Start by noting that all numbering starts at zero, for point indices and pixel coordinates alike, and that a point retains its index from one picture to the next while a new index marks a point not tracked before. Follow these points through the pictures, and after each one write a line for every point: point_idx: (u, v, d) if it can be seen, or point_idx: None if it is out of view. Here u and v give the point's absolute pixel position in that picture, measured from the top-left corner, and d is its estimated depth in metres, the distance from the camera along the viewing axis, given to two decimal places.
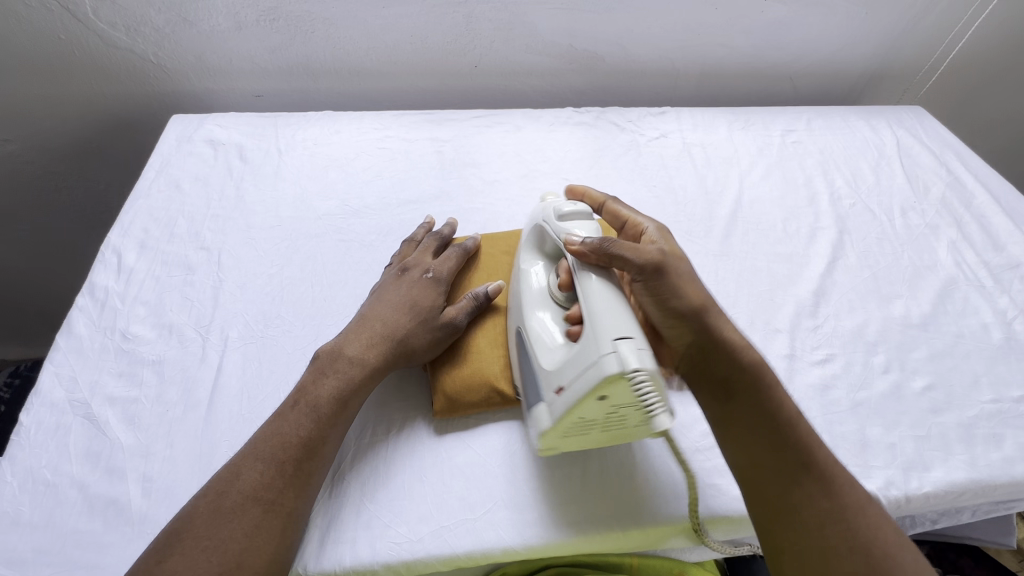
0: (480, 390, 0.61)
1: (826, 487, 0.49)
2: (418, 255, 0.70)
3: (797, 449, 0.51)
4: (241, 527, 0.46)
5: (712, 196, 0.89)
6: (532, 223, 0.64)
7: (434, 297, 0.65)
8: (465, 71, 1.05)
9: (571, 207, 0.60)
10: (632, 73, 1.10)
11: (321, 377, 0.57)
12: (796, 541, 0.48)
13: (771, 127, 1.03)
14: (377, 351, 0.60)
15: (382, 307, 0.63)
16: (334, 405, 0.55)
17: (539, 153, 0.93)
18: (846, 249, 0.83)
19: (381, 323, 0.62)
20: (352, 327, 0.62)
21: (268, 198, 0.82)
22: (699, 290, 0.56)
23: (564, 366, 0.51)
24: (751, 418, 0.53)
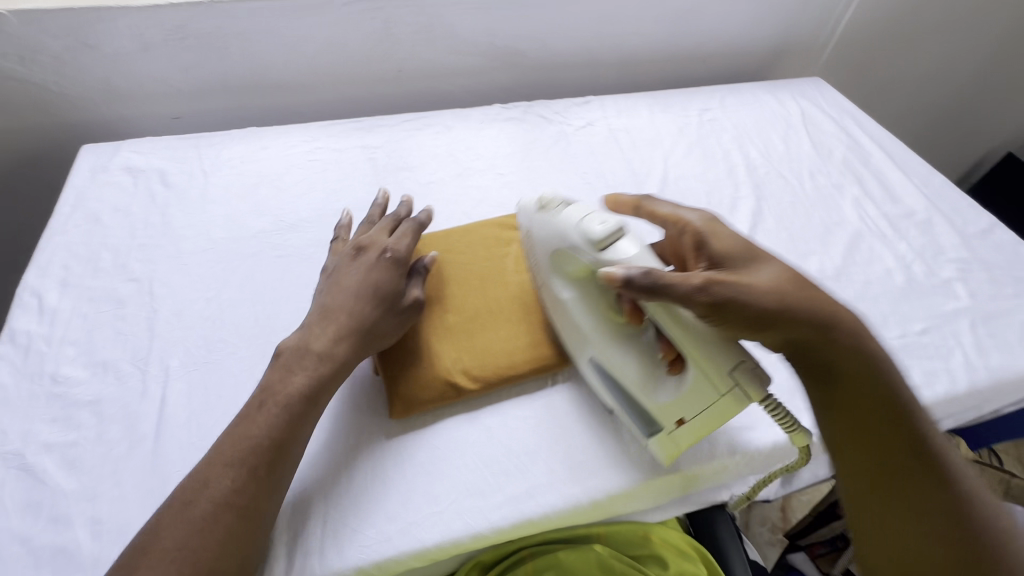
0: (434, 388, 0.62)
1: (935, 469, 0.49)
2: (373, 236, 0.69)
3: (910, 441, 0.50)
4: (215, 533, 0.46)
5: (639, 177, 0.93)
6: (557, 246, 0.61)
7: (396, 280, 0.65)
8: (390, 76, 1.05)
9: (599, 229, 0.56)
10: (554, 67, 1.14)
11: (289, 375, 0.56)
12: (898, 536, 0.48)
13: (689, 108, 1.09)
14: (343, 344, 0.59)
15: (342, 297, 0.62)
16: (303, 404, 0.55)
17: (471, 151, 0.94)
18: (764, 215, 0.89)
19: (340, 314, 0.61)
20: (314, 321, 0.61)
21: (197, 221, 0.80)
22: (773, 278, 0.54)
23: (677, 402, 0.55)
24: (862, 405, 0.52)
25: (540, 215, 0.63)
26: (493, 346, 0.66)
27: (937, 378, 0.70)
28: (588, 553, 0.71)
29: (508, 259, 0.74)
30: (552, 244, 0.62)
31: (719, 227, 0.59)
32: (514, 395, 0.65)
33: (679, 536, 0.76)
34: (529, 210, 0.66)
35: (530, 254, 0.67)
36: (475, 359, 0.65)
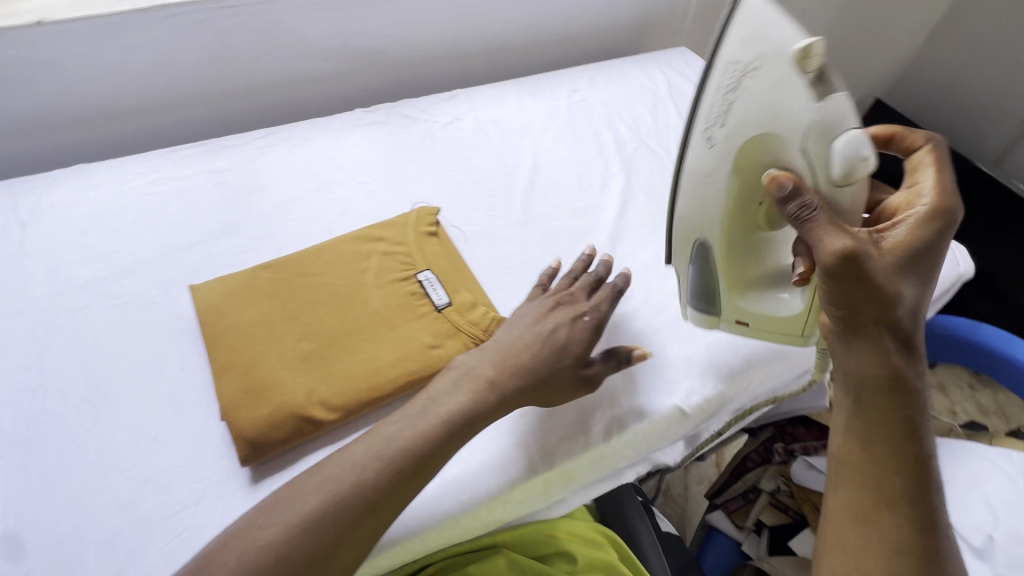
0: (286, 424, 0.57)
1: (919, 505, 0.48)
2: (574, 293, 0.67)
3: (907, 454, 0.49)
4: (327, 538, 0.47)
5: (509, 168, 0.92)
6: (762, 129, 0.52)
7: (585, 346, 0.63)
8: (238, 91, 0.97)
9: (851, 152, 0.50)
10: (419, 62, 1.10)
11: (501, 385, 0.58)
12: (852, 533, 0.49)
13: (558, 91, 1.08)
14: (522, 374, 0.59)
15: (526, 339, 0.62)
16: (443, 435, 0.54)
17: (331, 162, 0.89)
18: (635, 190, 0.90)
19: (576, 337, 0.63)
20: (490, 350, 0.61)
21: (13, 279, 0.71)
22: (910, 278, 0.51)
23: (764, 317, 0.65)
24: (884, 421, 0.50)
25: (781, 67, 0.49)
26: (352, 370, 0.62)
27: None
28: (495, 558, 0.69)
29: (367, 273, 0.71)
30: (765, 126, 0.51)
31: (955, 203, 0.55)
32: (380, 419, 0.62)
33: (583, 522, 0.77)
34: (755, 23, 0.50)
35: (715, 86, 0.53)
36: (332, 387, 0.60)
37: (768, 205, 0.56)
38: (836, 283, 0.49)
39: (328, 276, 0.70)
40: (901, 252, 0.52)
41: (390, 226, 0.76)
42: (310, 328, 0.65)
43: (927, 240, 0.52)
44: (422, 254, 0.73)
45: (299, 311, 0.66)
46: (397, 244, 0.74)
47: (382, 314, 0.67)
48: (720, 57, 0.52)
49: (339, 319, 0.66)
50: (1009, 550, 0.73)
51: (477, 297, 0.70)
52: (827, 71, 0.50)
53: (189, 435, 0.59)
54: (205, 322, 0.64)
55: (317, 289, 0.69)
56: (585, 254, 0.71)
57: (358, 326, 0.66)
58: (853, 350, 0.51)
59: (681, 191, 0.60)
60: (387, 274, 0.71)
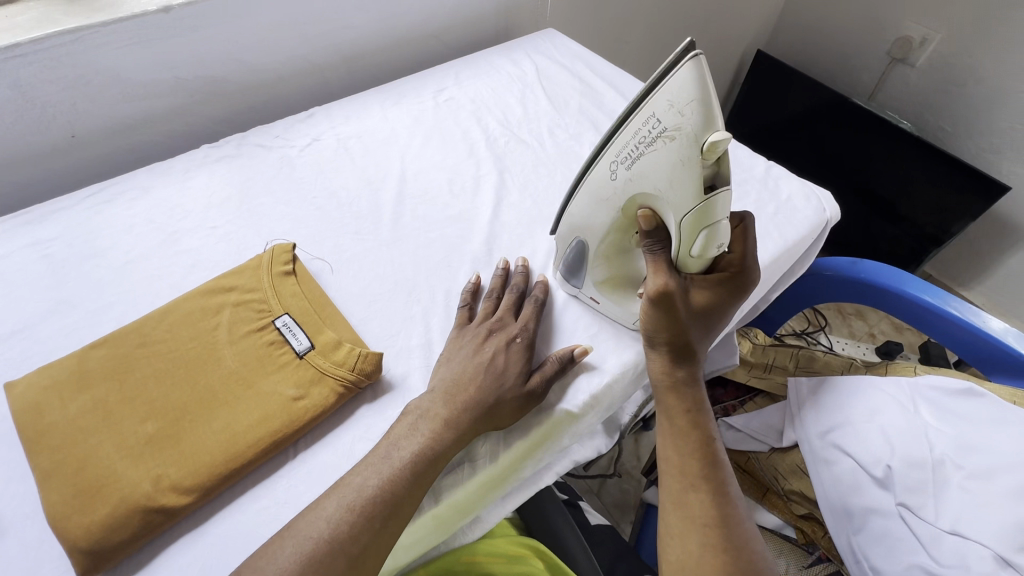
0: (131, 522, 0.51)
1: (716, 491, 0.56)
2: (502, 313, 0.67)
3: (701, 444, 0.58)
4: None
5: (375, 184, 0.87)
6: (647, 187, 0.52)
7: (522, 360, 0.63)
8: (60, 146, 0.87)
9: (698, 245, 0.52)
10: (269, 84, 1.02)
11: (461, 420, 0.57)
12: (670, 524, 0.55)
13: (423, 93, 1.03)
14: (476, 401, 0.58)
15: (468, 367, 0.61)
16: (407, 480, 0.53)
17: (176, 210, 0.82)
18: (508, 187, 0.87)
19: (516, 354, 0.63)
20: (439, 389, 0.59)
21: None
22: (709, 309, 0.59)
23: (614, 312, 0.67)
24: (684, 422, 0.59)
25: (686, 149, 0.47)
26: (204, 443, 0.56)
27: None
28: None
29: (217, 330, 0.64)
30: (651, 185, 0.52)
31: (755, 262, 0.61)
32: (246, 489, 0.57)
33: (505, 540, 0.75)
34: (685, 92, 0.46)
35: (634, 127, 0.51)
36: (181, 469, 0.54)
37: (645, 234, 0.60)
38: (657, 313, 0.57)
39: (172, 342, 0.63)
40: (711, 293, 0.58)
41: (241, 272, 0.70)
42: (151, 406, 0.58)
43: (729, 292, 0.59)
44: (278, 298, 0.68)
45: (138, 389, 0.59)
46: (249, 291, 0.68)
47: (236, 373, 0.62)
48: (648, 102, 0.49)
49: (186, 388, 0.60)
50: (906, 475, 0.75)
51: (343, 334, 0.65)
52: (720, 164, 0.48)
53: (21, 556, 0.52)
54: (25, 424, 0.56)
55: (159, 359, 0.62)
56: (499, 266, 0.73)
57: (209, 391, 0.60)
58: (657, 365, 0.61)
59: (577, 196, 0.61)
60: (240, 327, 0.65)
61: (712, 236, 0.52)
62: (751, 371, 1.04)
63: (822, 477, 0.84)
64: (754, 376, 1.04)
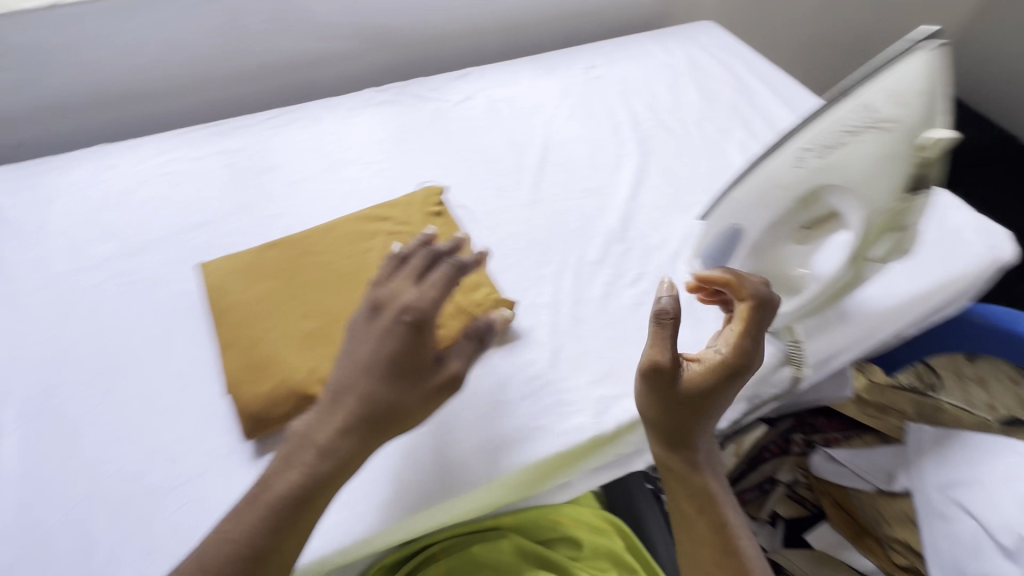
0: (287, 401, 0.58)
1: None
2: (393, 286, 0.51)
3: (714, 528, 0.58)
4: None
5: (519, 147, 0.89)
6: (844, 179, 0.51)
7: (366, 383, 0.48)
8: (250, 72, 0.97)
9: (879, 247, 0.55)
10: (431, 41, 1.07)
11: (344, 430, 0.48)
12: None
13: (573, 68, 1.05)
14: (362, 408, 0.48)
15: (363, 354, 0.49)
16: (355, 442, 0.48)
17: (340, 142, 0.89)
18: (649, 170, 0.87)
19: (426, 337, 0.50)
20: (323, 397, 0.50)
21: (36, 255, 0.73)
22: (707, 399, 0.57)
23: None
24: (698, 503, 0.58)
25: (900, 142, 0.49)
26: None
27: (824, 323, 0.70)
28: (500, 542, 0.70)
29: (371, 253, 0.70)
30: (850, 177, 0.51)
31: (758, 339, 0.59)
32: None
33: (591, 512, 0.76)
34: (907, 88, 0.49)
35: (841, 114, 0.50)
36: (333, 367, 0.60)
37: (809, 232, 0.59)
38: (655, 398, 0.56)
39: (332, 256, 0.70)
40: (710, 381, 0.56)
41: (395, 205, 0.75)
42: (310, 308, 0.65)
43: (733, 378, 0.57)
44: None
45: (302, 291, 0.66)
46: (401, 225, 0.73)
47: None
48: (863, 90, 0.49)
49: (340, 299, 0.66)
50: None
51: (481, 278, 0.69)
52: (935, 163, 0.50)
53: (195, 409, 0.60)
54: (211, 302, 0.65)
55: (320, 269, 0.68)
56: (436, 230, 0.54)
57: (359, 306, 0.65)
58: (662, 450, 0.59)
59: (748, 180, 0.58)
60: (390, 254, 0.70)
61: (896, 238, 0.59)
62: (864, 409, 0.92)
63: (933, 529, 0.79)
64: (867, 415, 0.92)
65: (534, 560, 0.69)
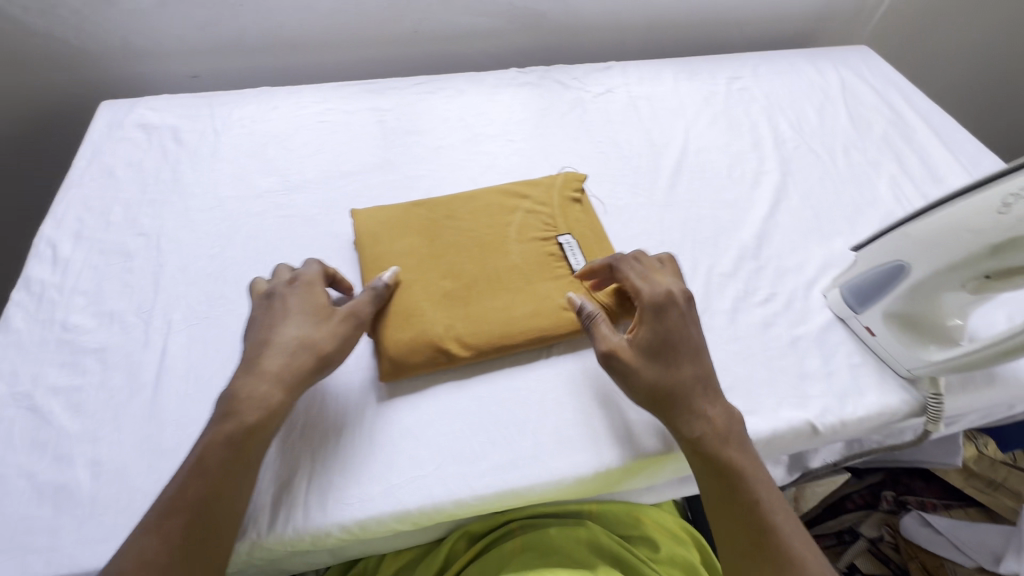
0: (424, 351, 0.61)
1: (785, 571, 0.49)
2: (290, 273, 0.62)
3: (745, 508, 0.52)
4: (189, 541, 0.46)
5: (657, 147, 0.89)
6: None
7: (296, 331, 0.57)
8: (404, 37, 1.01)
9: None
10: (577, 30, 1.08)
11: (298, 355, 0.55)
12: None
13: (717, 76, 1.02)
14: (285, 354, 0.55)
15: (259, 328, 0.57)
16: (286, 391, 0.54)
17: (482, 117, 0.92)
18: (789, 191, 0.84)
19: (301, 306, 0.59)
20: (314, 315, 0.58)
21: (206, 178, 0.80)
22: (665, 378, 0.56)
23: (895, 347, 0.63)
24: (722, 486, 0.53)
25: None
26: (486, 314, 0.64)
27: (970, 382, 0.66)
28: (577, 528, 0.69)
29: (510, 227, 0.72)
30: None
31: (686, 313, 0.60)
32: (508, 365, 0.63)
33: (672, 520, 0.75)
34: None
35: None
36: (469, 329, 0.63)
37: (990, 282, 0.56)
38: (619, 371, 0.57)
39: (473, 224, 0.72)
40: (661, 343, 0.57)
41: (536, 185, 0.77)
42: (452, 268, 0.68)
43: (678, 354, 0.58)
44: (564, 217, 0.73)
45: (444, 250, 0.69)
46: (541, 204, 0.75)
47: (519, 268, 0.69)
48: None
49: (478, 264, 0.68)
50: None
51: None
52: None
53: None
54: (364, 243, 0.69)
55: (461, 233, 0.71)
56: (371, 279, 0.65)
57: (495, 275, 0.68)
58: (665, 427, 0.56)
59: (928, 216, 0.57)
60: (529, 230, 0.72)
61: None
62: (970, 481, 0.90)
63: None
64: (972, 487, 0.89)
65: (610, 557, 0.67)
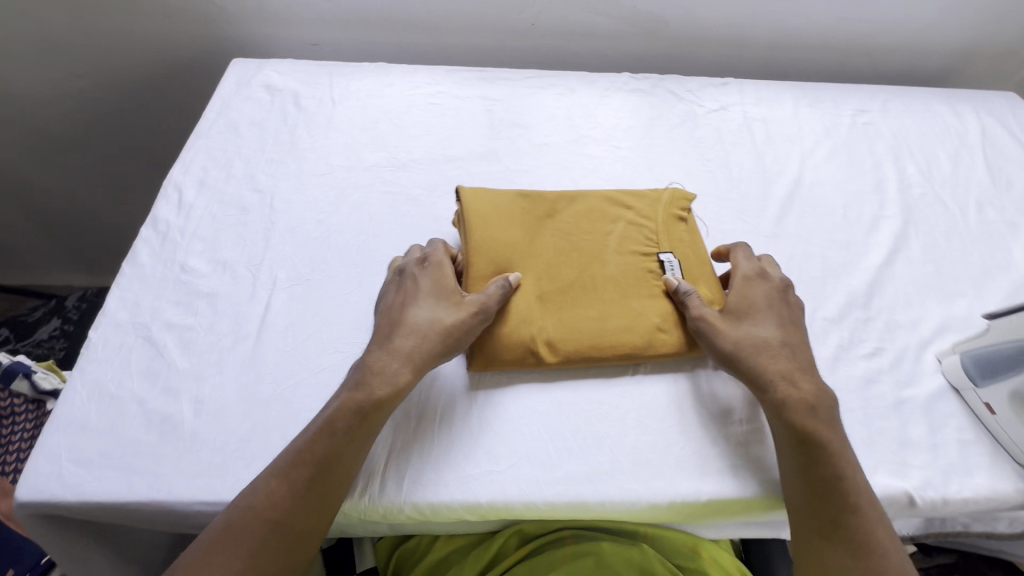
0: (516, 349, 0.61)
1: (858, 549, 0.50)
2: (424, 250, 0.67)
3: (826, 471, 0.53)
4: (310, 491, 0.50)
5: (769, 174, 0.85)
6: None
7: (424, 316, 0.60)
8: (521, 28, 1.01)
9: None
10: (697, 41, 1.04)
11: (428, 338, 0.58)
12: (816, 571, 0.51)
13: (842, 106, 0.96)
14: (413, 334, 0.59)
15: (393, 301, 0.62)
16: (412, 373, 0.57)
17: (591, 119, 0.90)
18: (910, 241, 0.78)
19: (433, 289, 0.62)
20: (444, 297, 0.61)
21: (319, 145, 0.83)
22: (755, 338, 0.60)
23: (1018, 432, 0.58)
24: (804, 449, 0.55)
25: None
26: (580, 322, 0.64)
27: None
28: (630, 549, 0.66)
29: (611, 236, 0.70)
30: None
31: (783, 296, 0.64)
32: (592, 376, 0.63)
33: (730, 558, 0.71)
34: None
35: None
36: (563, 333, 0.63)
37: None
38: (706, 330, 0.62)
39: (574, 226, 0.71)
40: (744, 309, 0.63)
41: (642, 197, 0.75)
42: (552, 269, 0.67)
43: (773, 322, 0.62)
44: (668, 235, 0.71)
45: (546, 250, 0.68)
46: (644, 217, 0.73)
47: (618, 280, 0.67)
48: None
49: (578, 270, 0.67)
50: None
51: (714, 295, 0.67)
52: None
53: None
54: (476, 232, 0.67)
55: (563, 235, 0.70)
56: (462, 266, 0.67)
57: (594, 283, 0.66)
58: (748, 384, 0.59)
59: None
60: (630, 243, 0.70)
61: None
62: None
63: None
64: None
65: None
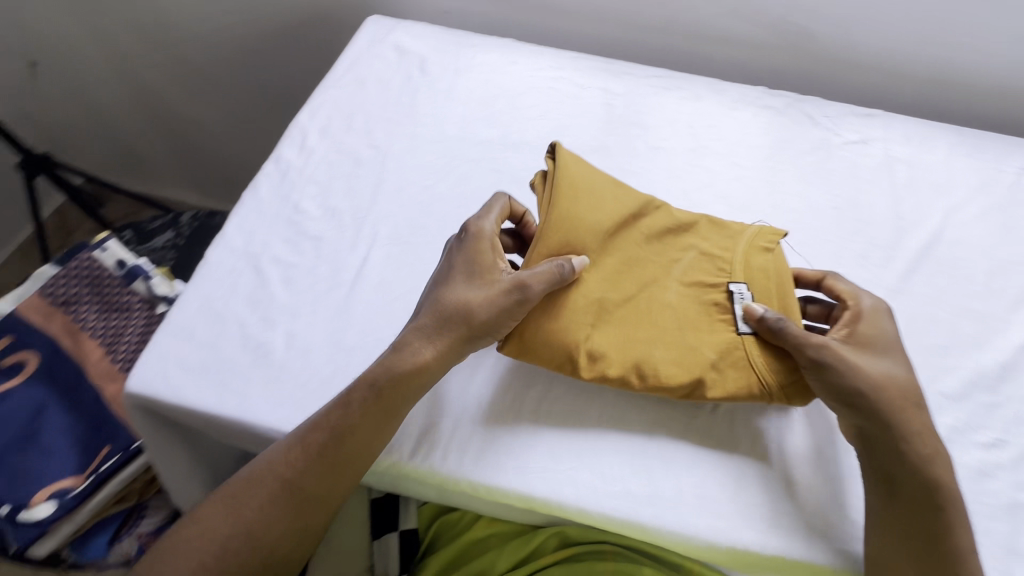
0: (556, 353, 0.58)
1: None
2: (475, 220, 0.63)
3: (929, 504, 0.51)
4: (324, 459, 0.52)
5: (903, 223, 0.76)
6: None
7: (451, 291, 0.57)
8: (657, 24, 0.97)
9: None
10: (847, 63, 0.95)
11: (455, 319, 0.56)
12: None
13: (1004, 163, 0.84)
14: (437, 311, 0.57)
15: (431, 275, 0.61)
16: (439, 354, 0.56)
17: (714, 130, 0.85)
18: None
19: (473, 267, 0.58)
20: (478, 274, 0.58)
21: (437, 112, 0.84)
22: (896, 381, 0.54)
23: None
24: (909, 479, 0.51)
25: None
26: (625, 342, 0.58)
27: None
28: None
29: (682, 256, 0.62)
30: None
31: (898, 343, 0.57)
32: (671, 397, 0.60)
33: None
34: None
35: None
36: (635, 369, 0.57)
37: None
38: (816, 370, 0.54)
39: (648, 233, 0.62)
40: (867, 343, 0.56)
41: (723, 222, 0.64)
42: (625, 292, 0.60)
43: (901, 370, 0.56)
44: (747, 267, 0.61)
45: (614, 268, 0.60)
46: (715, 244, 0.62)
47: (696, 316, 0.59)
48: None
49: (651, 297, 0.60)
50: None
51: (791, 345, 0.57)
52: None
53: None
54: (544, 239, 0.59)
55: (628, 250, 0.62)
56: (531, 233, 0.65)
57: (673, 315, 0.59)
58: (866, 425, 0.53)
59: None
60: (702, 274, 0.61)
61: None
62: None
63: None
64: None
65: None
